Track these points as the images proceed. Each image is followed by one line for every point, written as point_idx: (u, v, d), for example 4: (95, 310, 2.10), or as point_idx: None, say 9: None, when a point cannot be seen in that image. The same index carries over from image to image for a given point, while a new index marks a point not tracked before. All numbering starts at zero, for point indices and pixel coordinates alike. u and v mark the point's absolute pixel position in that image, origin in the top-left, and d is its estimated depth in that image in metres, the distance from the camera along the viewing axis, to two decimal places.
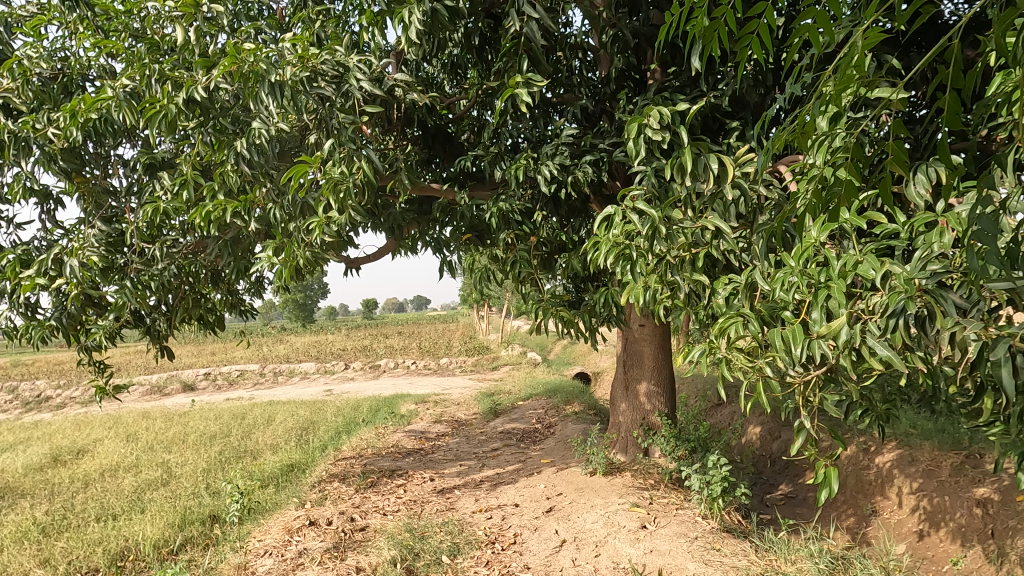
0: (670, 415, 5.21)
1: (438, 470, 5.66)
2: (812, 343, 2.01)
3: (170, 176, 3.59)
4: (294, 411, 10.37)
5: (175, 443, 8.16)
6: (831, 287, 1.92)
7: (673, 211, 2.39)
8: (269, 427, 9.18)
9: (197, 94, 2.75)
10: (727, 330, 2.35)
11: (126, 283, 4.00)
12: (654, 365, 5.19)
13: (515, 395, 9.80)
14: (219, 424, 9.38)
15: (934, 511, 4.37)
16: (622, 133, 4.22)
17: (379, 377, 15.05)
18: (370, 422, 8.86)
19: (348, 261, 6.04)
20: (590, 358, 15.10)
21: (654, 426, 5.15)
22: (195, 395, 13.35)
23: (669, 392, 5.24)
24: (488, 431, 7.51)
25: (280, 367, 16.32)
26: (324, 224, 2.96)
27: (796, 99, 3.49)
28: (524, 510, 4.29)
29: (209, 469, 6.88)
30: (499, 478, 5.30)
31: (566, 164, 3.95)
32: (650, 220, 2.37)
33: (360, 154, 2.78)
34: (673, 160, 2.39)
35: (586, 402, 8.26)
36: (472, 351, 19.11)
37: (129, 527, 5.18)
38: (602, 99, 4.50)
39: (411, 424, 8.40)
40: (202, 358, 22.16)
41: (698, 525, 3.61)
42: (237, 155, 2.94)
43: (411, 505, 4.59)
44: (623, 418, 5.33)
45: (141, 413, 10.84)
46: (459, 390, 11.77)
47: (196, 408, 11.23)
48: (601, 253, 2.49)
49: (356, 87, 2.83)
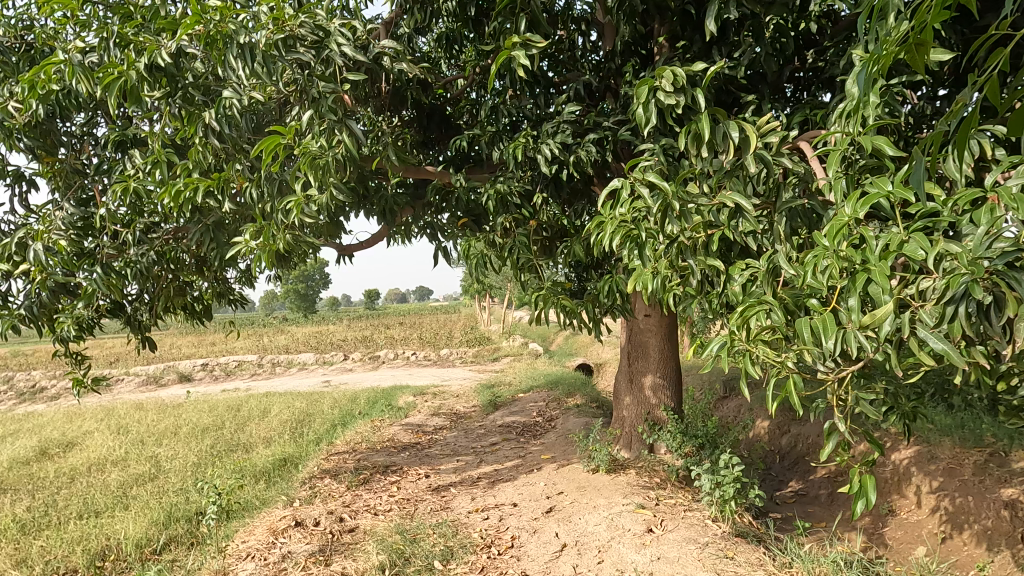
0: (676, 409, 4.98)
1: (435, 466, 5.43)
2: (849, 335, 1.76)
3: (143, 154, 3.36)
4: (290, 403, 10.17)
5: (166, 436, 7.95)
6: (872, 271, 1.66)
7: (688, 186, 2.11)
8: (264, 419, 8.97)
9: (162, 60, 2.44)
10: (749, 320, 2.08)
11: (97, 269, 3.74)
12: (660, 357, 4.95)
13: (515, 387, 9.59)
14: (213, 416, 9.18)
15: (956, 512, 4.15)
16: (628, 111, 3.97)
17: (379, 369, 14.85)
18: (366, 415, 8.64)
19: (341, 248, 5.80)
20: (594, 349, 14.86)
21: (659, 421, 4.93)
22: (192, 386, 13.17)
23: (675, 385, 5.00)
24: (487, 425, 7.29)
25: (278, 358, 16.12)
26: (302, 203, 2.65)
27: (815, 71, 3.24)
28: (522, 510, 4.06)
29: (198, 463, 6.68)
30: (497, 474, 5.07)
31: (568, 143, 3.71)
32: (661, 196, 2.11)
33: (341, 126, 2.54)
34: (688, 128, 2.11)
35: (588, 395, 8.03)
36: (473, 342, 18.90)
37: (111, 525, 4.97)
38: (606, 76, 4.25)
39: (408, 417, 8.17)
40: (202, 349, 22.00)
41: (708, 529, 3.37)
42: (206, 128, 2.68)
43: (404, 505, 4.36)
44: (627, 413, 5.10)
45: (135, 404, 10.65)
46: (459, 381, 11.56)
47: (191, 399, 11.04)
48: (607, 235, 2.23)
49: (337, 53, 2.57)
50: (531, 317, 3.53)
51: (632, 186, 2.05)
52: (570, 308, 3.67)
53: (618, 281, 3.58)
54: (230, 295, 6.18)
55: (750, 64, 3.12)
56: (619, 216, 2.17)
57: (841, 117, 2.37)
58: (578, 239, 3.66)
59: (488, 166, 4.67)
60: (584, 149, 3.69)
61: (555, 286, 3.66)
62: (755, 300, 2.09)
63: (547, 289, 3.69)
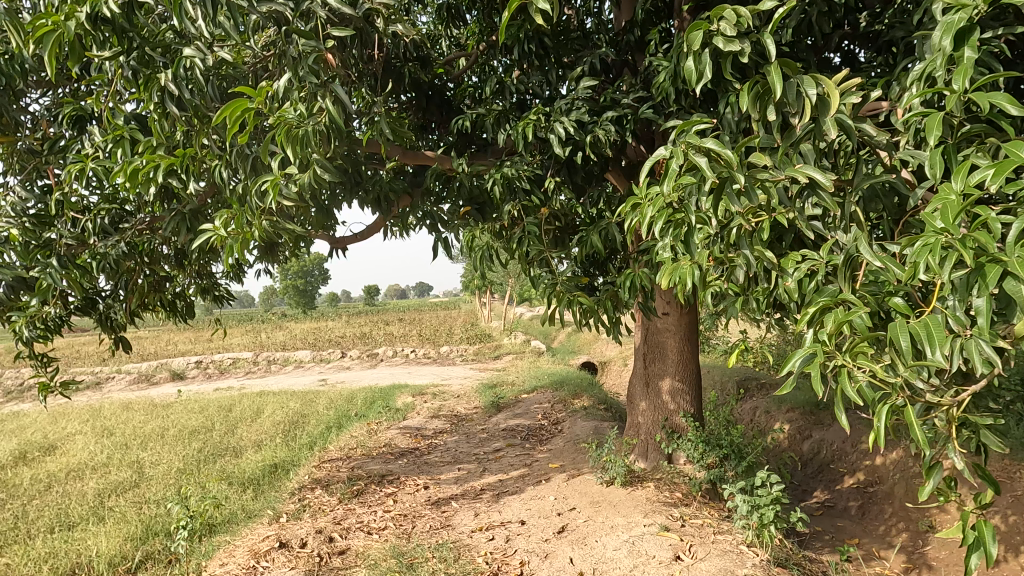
0: (696, 415, 4.60)
1: (434, 476, 5.04)
2: (971, 347, 1.39)
3: (103, 131, 2.96)
4: (284, 403, 9.78)
5: (151, 439, 7.55)
6: (1009, 261, 1.28)
7: (755, 154, 1.61)
8: (255, 421, 8.57)
9: (106, 11, 2.02)
10: (846, 325, 1.59)
11: (53, 261, 3.34)
12: (679, 359, 4.56)
13: (518, 387, 9.20)
14: (202, 418, 8.78)
15: (1010, 532, 3.77)
16: (649, 87, 3.59)
17: (377, 366, 14.45)
18: (363, 417, 8.24)
19: (334, 241, 5.41)
20: (597, 347, 14.48)
21: (678, 428, 4.55)
22: (184, 384, 12.76)
23: (695, 389, 4.61)
24: (489, 429, 6.90)
25: (273, 355, 15.71)
26: (280, 182, 2.23)
27: (867, 37, 2.86)
28: (531, 530, 3.68)
29: (183, 470, 6.29)
30: (502, 486, 4.68)
31: (584, 122, 3.33)
32: (725, 165, 1.56)
33: (324, 90, 2.10)
34: (750, 87, 1.65)
35: (595, 396, 7.64)
36: (473, 339, 18.51)
37: (83, 541, 4.57)
38: (624, 50, 3.85)
39: (407, 419, 7.78)
40: (196, 346, 21.58)
41: (745, 558, 2.99)
42: (162, 93, 2.24)
43: (400, 522, 3.97)
44: (643, 419, 4.71)
45: (123, 404, 10.25)
46: (459, 381, 11.18)
47: (181, 399, 10.64)
48: (646, 224, 1.78)
49: (320, 5, 2.17)
50: (544, 315, 3.12)
51: (679, 161, 1.56)
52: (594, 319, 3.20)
53: (642, 277, 3.17)
54: (215, 290, 5.78)
55: (796, 27, 2.73)
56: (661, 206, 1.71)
57: (920, 81, 1.98)
58: (596, 228, 3.26)
59: (493, 150, 4.27)
60: (603, 128, 3.30)
61: (571, 278, 3.25)
62: (834, 299, 1.70)
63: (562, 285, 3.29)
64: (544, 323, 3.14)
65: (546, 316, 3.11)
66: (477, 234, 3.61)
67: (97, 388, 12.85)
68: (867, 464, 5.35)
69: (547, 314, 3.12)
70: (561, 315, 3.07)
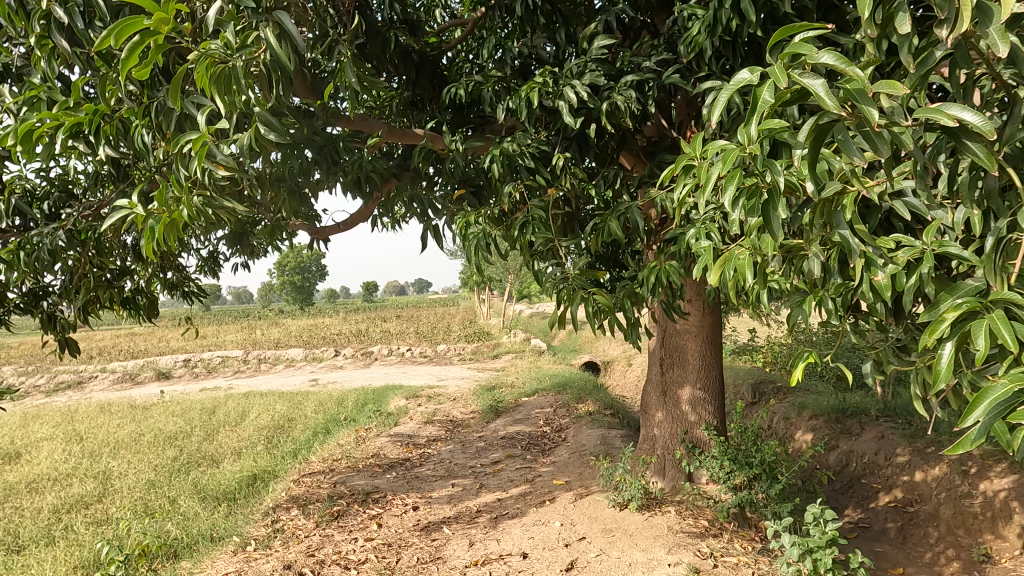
0: (720, 428, 4.11)
1: (425, 494, 4.52)
2: None
3: (12, 91, 2.43)
4: (271, 406, 9.26)
5: (124, 445, 7.04)
6: None
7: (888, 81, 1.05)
8: (238, 426, 8.05)
9: None
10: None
11: None
12: (700, 365, 4.05)
13: (518, 389, 8.68)
14: (182, 422, 8.26)
15: None
16: (674, 49, 3.07)
17: (371, 366, 13.93)
18: (353, 421, 7.72)
19: (315, 231, 4.89)
20: (599, 347, 13.95)
21: (700, 443, 4.07)
22: (169, 384, 12.24)
23: (717, 399, 4.12)
24: (487, 437, 6.38)
25: (265, 353, 15.19)
26: (208, 141, 1.70)
27: None
28: (534, 565, 3.16)
29: (152, 482, 5.78)
30: (500, 506, 4.17)
31: (599, 86, 2.81)
32: (854, 90, 0.98)
33: (265, 17, 1.58)
34: None
35: (601, 401, 7.12)
36: (471, 337, 17.97)
37: (27, 568, 4.07)
38: (643, 8, 3.33)
39: (398, 424, 7.25)
40: (187, 343, 21.07)
41: None
42: (49, 24, 1.69)
43: (383, 554, 3.46)
44: (659, 432, 4.20)
45: (101, 406, 9.73)
46: (457, 382, 10.66)
47: (163, 400, 10.13)
48: (710, 191, 1.23)
49: None
50: (553, 316, 2.57)
51: (780, 88, 0.97)
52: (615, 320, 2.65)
53: (669, 270, 2.66)
54: (185, 285, 5.26)
55: None
56: (738, 162, 1.15)
57: None
58: (614, 212, 2.72)
59: (491, 127, 3.75)
60: (622, 94, 2.77)
61: (592, 262, 2.67)
62: (981, 300, 1.18)
63: (580, 269, 2.70)
64: (552, 326, 2.59)
65: (555, 316, 2.56)
66: (479, 214, 3.03)
67: (80, 388, 12.37)
68: (904, 481, 4.84)
69: (556, 314, 2.57)
70: (576, 313, 2.51)
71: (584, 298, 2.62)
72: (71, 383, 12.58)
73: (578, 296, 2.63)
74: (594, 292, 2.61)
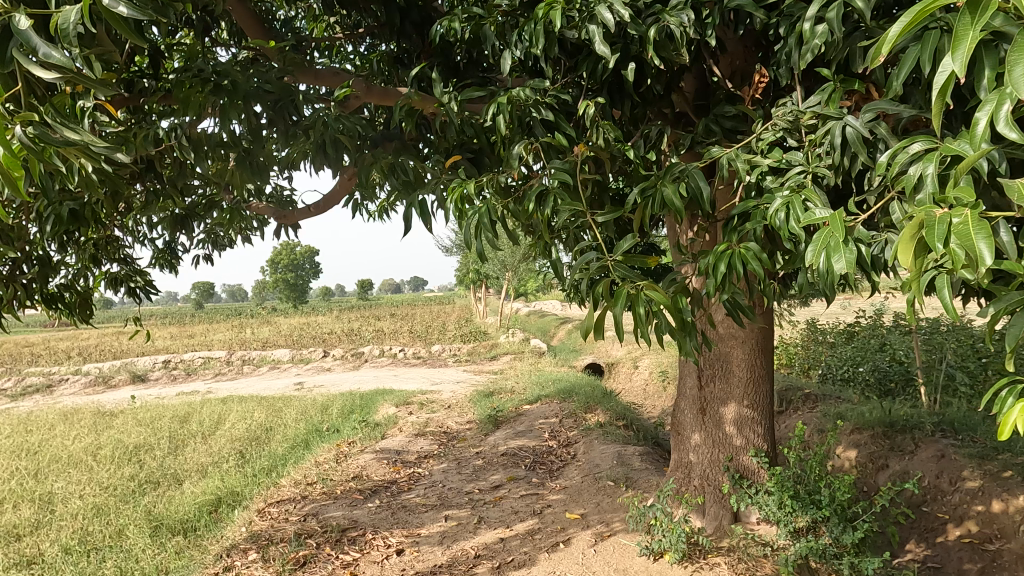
0: (770, 453, 3.40)
1: (412, 531, 3.77)
2: None
3: None
4: (248, 414, 8.46)
5: (76, 461, 6.27)
6: None
7: None
8: (210, 437, 7.28)
9: None
10: None
11: None
12: (749, 378, 3.32)
13: (519, 396, 7.94)
14: (148, 432, 7.49)
15: None
16: None
17: (360, 368, 13.17)
18: (337, 432, 6.96)
19: (282, 215, 4.13)
20: (602, 347, 13.24)
21: (747, 472, 3.37)
22: (145, 388, 11.45)
23: (767, 418, 3.39)
24: (485, 453, 5.62)
25: (249, 353, 14.37)
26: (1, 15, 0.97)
27: None
28: None
29: (101, 508, 5.01)
30: (504, 550, 3.42)
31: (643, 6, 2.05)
32: None
33: None
34: None
35: (612, 411, 6.38)
36: (467, 337, 17.22)
37: None
38: None
39: (386, 436, 6.50)
40: (172, 343, 20.25)
41: None
42: None
43: None
44: (696, 458, 3.49)
45: (66, 413, 8.96)
46: (451, 387, 9.92)
47: (133, 407, 9.35)
48: None
49: None
50: (586, 322, 1.75)
51: None
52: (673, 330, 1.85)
53: (747, 256, 1.89)
54: (133, 280, 4.48)
55: None
56: None
57: None
58: (667, 176, 1.95)
59: (494, 81, 2.99)
60: (676, 17, 2.01)
61: (642, 242, 1.84)
62: None
63: (623, 254, 1.85)
64: (585, 335, 1.78)
65: (589, 321, 1.74)
66: (480, 182, 2.26)
67: (50, 392, 11.59)
68: (979, 512, 4.12)
69: (591, 319, 1.75)
70: (622, 316, 1.70)
71: (631, 295, 1.78)
72: (40, 387, 11.79)
73: (622, 291, 1.78)
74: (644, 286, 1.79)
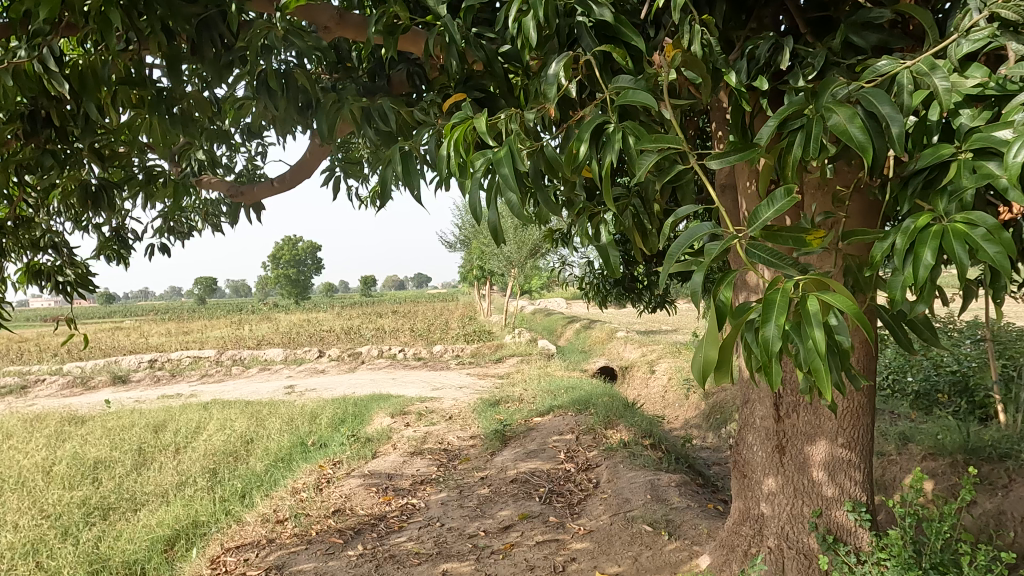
0: (870, 504, 2.59)
1: None
2: None
3: None
4: (228, 422, 7.65)
5: (22, 482, 5.49)
6: None
7: None
8: (181, 451, 6.49)
9: None
10: None
11: None
12: (846, 409, 2.48)
13: (528, 406, 7.12)
14: (113, 443, 6.70)
15: None
16: None
17: (356, 370, 12.38)
18: (322, 448, 6.16)
19: (239, 192, 3.32)
20: (614, 348, 12.39)
21: (842, 532, 2.56)
22: (124, 391, 10.67)
23: (867, 459, 2.57)
24: (491, 478, 4.82)
25: (240, 352, 13.57)
26: None
27: None
28: None
29: (35, 544, 4.22)
30: None
31: None
32: None
33: None
34: None
35: (636, 427, 5.57)
36: (470, 337, 16.39)
37: None
38: None
39: (377, 455, 5.70)
40: (165, 340, 19.50)
41: None
42: None
43: None
44: (770, 510, 2.67)
45: (32, 419, 8.19)
46: (451, 394, 9.09)
47: (106, 412, 8.58)
48: None
49: None
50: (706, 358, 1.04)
51: None
52: (844, 360, 1.11)
53: (973, 236, 1.04)
54: (63, 274, 3.67)
55: None
56: None
57: None
58: (825, 96, 1.12)
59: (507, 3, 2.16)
60: None
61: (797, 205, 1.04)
62: None
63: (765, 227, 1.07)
64: (703, 375, 1.07)
65: (711, 355, 1.04)
66: (497, 120, 1.44)
67: (24, 394, 10.87)
68: None
69: (714, 350, 1.05)
70: (778, 348, 0.96)
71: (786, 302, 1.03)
72: (15, 389, 11.04)
73: (772, 293, 1.02)
74: (805, 286, 1.02)
